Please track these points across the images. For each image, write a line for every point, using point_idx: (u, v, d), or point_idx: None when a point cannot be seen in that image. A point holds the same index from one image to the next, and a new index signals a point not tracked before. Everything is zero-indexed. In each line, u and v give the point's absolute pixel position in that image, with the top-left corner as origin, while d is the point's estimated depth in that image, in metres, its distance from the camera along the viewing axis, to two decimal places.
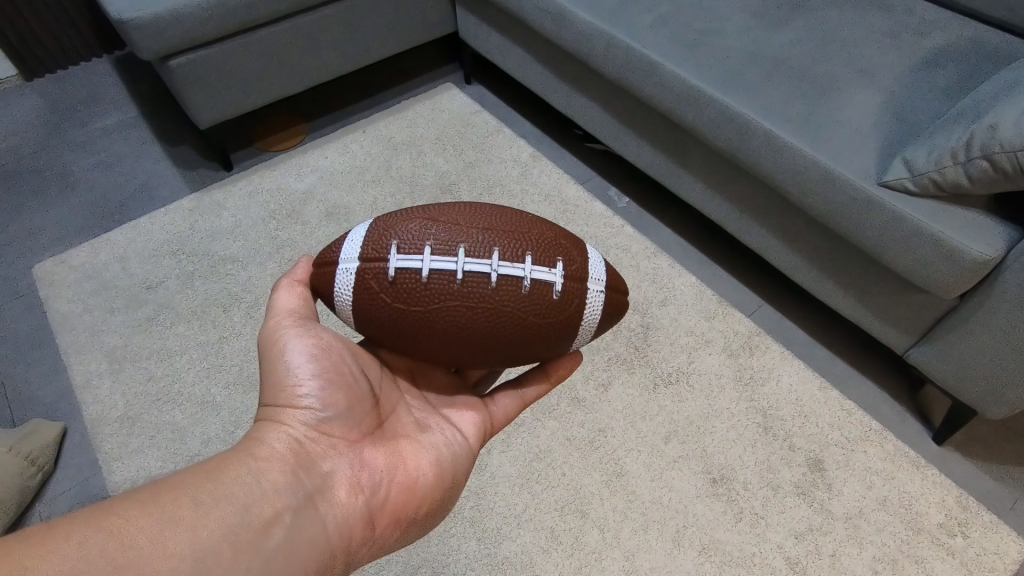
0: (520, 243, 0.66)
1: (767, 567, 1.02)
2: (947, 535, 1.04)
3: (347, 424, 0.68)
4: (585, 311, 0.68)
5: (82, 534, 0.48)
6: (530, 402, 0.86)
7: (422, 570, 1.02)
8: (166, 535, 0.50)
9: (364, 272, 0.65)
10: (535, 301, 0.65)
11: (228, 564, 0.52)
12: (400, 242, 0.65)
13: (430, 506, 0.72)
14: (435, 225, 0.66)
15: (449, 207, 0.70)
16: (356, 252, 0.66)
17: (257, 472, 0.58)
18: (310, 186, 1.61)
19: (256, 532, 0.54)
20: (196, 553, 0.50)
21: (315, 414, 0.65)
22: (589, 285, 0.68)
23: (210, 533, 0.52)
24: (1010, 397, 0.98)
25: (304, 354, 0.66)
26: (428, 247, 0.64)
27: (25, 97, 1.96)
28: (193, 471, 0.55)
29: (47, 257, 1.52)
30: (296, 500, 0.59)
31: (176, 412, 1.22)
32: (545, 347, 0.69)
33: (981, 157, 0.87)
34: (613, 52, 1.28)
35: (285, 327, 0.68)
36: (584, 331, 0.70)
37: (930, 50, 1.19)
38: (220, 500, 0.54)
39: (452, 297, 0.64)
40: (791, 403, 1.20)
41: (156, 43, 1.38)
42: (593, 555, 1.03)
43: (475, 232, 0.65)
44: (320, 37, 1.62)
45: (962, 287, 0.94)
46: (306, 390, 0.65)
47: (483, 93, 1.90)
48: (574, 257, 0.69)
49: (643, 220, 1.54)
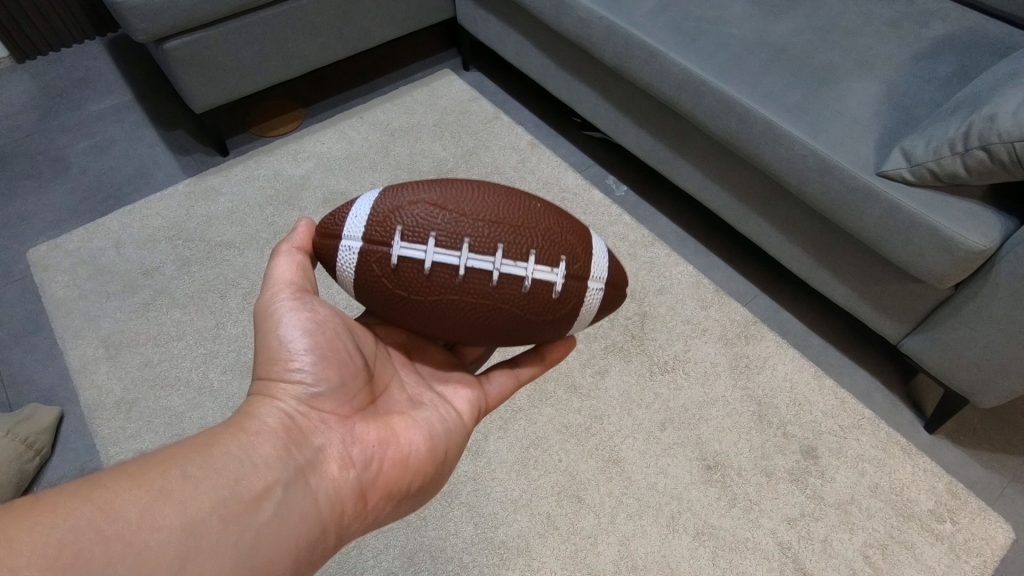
0: (525, 239, 0.66)
1: (759, 552, 1.03)
2: (937, 521, 1.06)
3: (339, 399, 0.68)
4: (582, 307, 0.70)
5: (70, 505, 0.48)
6: (524, 383, 0.87)
7: (419, 554, 1.03)
8: (155, 506, 0.51)
9: (367, 255, 0.65)
10: (533, 299, 0.66)
11: (218, 536, 0.52)
12: (404, 228, 0.65)
13: (423, 481, 0.72)
14: (440, 212, 0.65)
15: (455, 188, 0.69)
16: (360, 231, 0.66)
17: (248, 447, 0.59)
18: (307, 172, 1.61)
19: (246, 505, 0.55)
20: (185, 524, 0.51)
21: (308, 389, 0.66)
22: (589, 283, 0.69)
23: (200, 506, 0.52)
24: (1002, 386, 0.99)
25: (299, 328, 0.67)
26: (433, 238, 0.64)
27: (17, 79, 1.94)
28: (184, 446, 0.56)
29: (42, 242, 1.51)
30: (287, 474, 0.59)
31: (175, 397, 1.22)
32: (543, 334, 0.71)
33: (979, 148, 0.87)
34: (613, 39, 1.27)
35: (281, 299, 0.68)
36: (580, 323, 0.72)
37: (930, 40, 1.18)
38: (210, 473, 0.55)
39: (453, 289, 0.65)
40: (785, 391, 1.21)
41: (151, 26, 1.37)
42: (589, 539, 1.04)
43: (480, 225, 0.65)
44: (316, 21, 1.60)
45: (956, 277, 0.94)
46: (299, 364, 0.66)
47: (481, 79, 1.89)
48: (577, 254, 0.68)
49: (641, 209, 1.54)
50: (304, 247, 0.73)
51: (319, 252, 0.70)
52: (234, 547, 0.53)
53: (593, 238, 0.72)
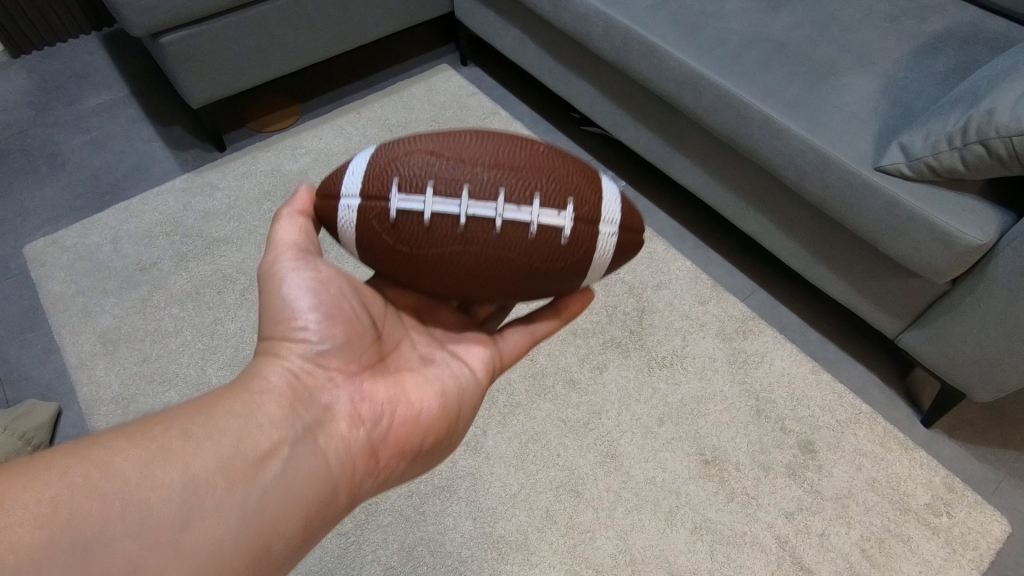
0: (528, 183, 0.64)
1: (757, 546, 1.04)
2: (933, 515, 1.06)
3: (346, 357, 0.68)
4: (595, 252, 0.67)
5: (65, 464, 0.48)
6: (540, 341, 0.85)
7: (418, 549, 1.04)
8: (156, 465, 0.51)
9: (366, 211, 0.65)
10: (541, 245, 0.64)
11: (223, 493, 0.52)
12: (400, 180, 0.64)
13: (435, 439, 0.72)
14: (438, 161, 0.65)
15: (454, 137, 0.68)
16: (358, 187, 0.66)
17: (253, 406, 0.59)
18: (305, 168, 1.60)
19: (252, 463, 0.55)
20: (189, 482, 0.51)
21: (314, 348, 0.65)
22: (601, 226, 0.67)
23: (203, 465, 0.53)
24: (999, 380, 0.99)
25: (303, 288, 0.66)
26: (431, 186, 0.63)
27: (12, 74, 1.92)
28: (188, 406, 0.56)
29: (38, 238, 1.50)
30: (294, 433, 0.59)
31: (173, 393, 1.22)
32: (554, 284, 0.70)
33: (978, 142, 0.87)
34: (612, 33, 1.27)
35: (284, 259, 0.67)
36: (594, 270, 0.70)
37: (929, 35, 1.18)
38: (213, 433, 0.55)
39: (455, 240, 0.64)
40: (783, 386, 1.21)
41: (147, 20, 1.36)
42: (587, 534, 1.05)
43: (480, 171, 0.64)
44: (313, 15, 1.60)
45: (954, 272, 0.95)
46: (304, 323, 0.65)
47: (479, 74, 1.89)
48: (586, 196, 0.66)
49: (639, 204, 1.54)
50: (305, 209, 0.72)
51: (320, 213, 0.70)
52: (242, 504, 0.53)
53: (603, 179, 0.70)
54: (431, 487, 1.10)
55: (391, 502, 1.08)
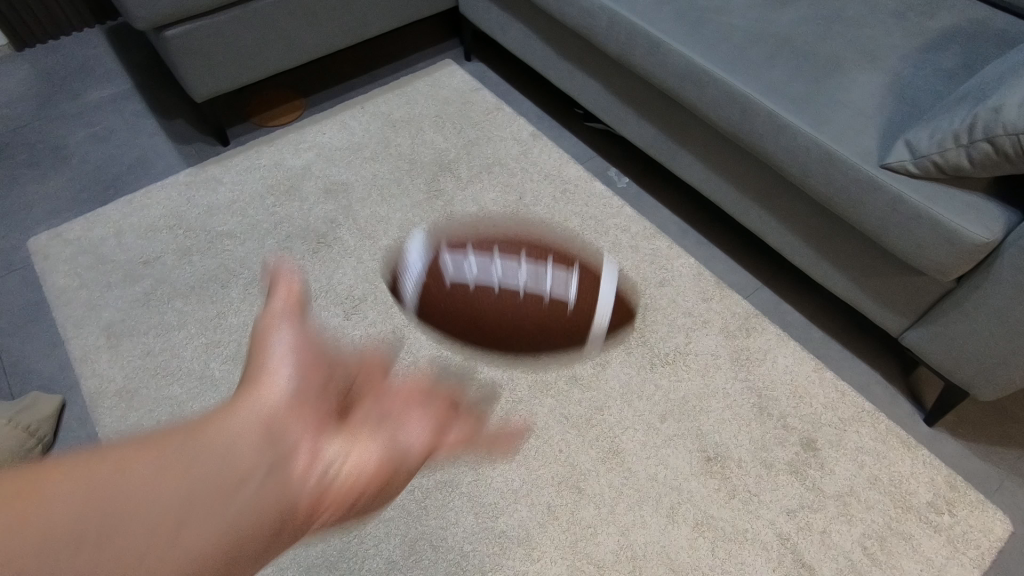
0: (545, 250, 0.84)
1: (758, 543, 1.04)
2: (935, 513, 1.06)
3: (331, 398, 0.49)
4: (594, 322, 0.82)
5: (67, 473, 0.35)
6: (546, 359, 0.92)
7: (420, 543, 1.04)
8: (173, 476, 0.37)
9: (423, 280, 0.82)
10: (552, 312, 0.80)
11: (250, 516, 0.39)
12: (453, 250, 0.82)
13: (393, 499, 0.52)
14: (481, 236, 0.86)
15: (490, 227, 0.88)
16: (420, 260, 0.84)
17: (252, 425, 0.43)
18: (308, 163, 1.60)
19: (282, 482, 0.41)
20: (203, 494, 0.37)
21: (285, 389, 0.47)
22: (602, 305, 0.82)
23: (231, 474, 0.39)
24: (1003, 379, 0.99)
25: (302, 338, 0.53)
26: (473, 253, 0.81)
27: (16, 68, 1.92)
28: (179, 427, 0.40)
29: (42, 231, 1.51)
30: (319, 448, 0.45)
31: (176, 386, 1.23)
32: (564, 340, 0.83)
33: (984, 140, 0.87)
34: (617, 29, 1.26)
35: (281, 318, 0.55)
36: (595, 337, 0.84)
37: (936, 32, 1.18)
38: (216, 444, 0.40)
39: (489, 302, 0.81)
40: (785, 383, 1.21)
41: (151, 14, 1.36)
42: (589, 530, 1.05)
43: (508, 244, 0.84)
44: (317, 9, 1.59)
45: (959, 270, 0.94)
46: (302, 358, 0.51)
47: (483, 70, 1.88)
48: (589, 270, 0.84)
49: (643, 200, 1.54)
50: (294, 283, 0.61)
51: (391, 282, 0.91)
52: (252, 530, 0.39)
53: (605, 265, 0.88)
54: (433, 482, 1.10)
55: (393, 497, 1.09)
